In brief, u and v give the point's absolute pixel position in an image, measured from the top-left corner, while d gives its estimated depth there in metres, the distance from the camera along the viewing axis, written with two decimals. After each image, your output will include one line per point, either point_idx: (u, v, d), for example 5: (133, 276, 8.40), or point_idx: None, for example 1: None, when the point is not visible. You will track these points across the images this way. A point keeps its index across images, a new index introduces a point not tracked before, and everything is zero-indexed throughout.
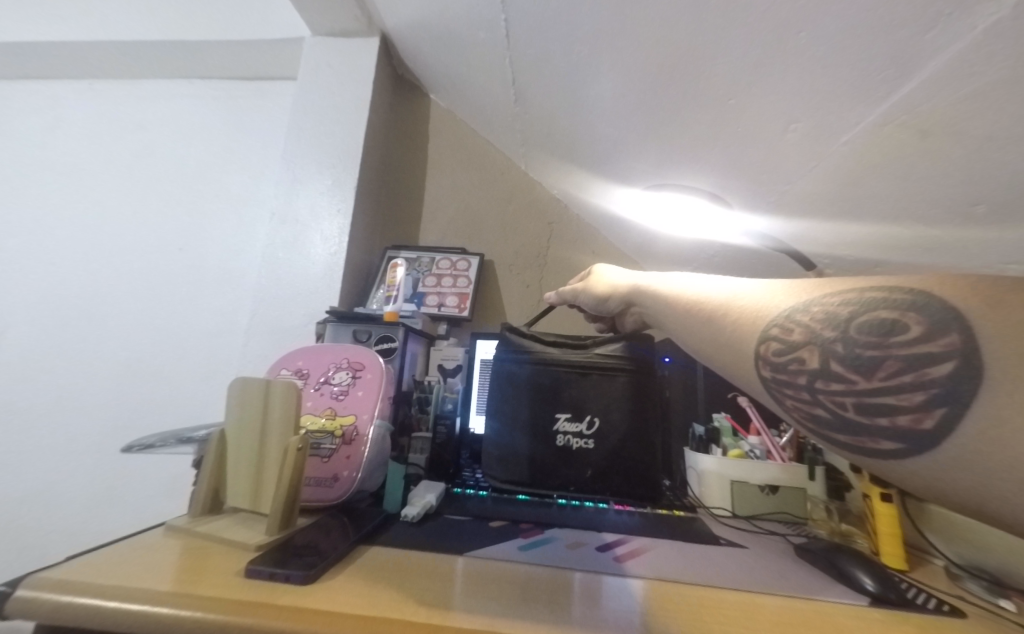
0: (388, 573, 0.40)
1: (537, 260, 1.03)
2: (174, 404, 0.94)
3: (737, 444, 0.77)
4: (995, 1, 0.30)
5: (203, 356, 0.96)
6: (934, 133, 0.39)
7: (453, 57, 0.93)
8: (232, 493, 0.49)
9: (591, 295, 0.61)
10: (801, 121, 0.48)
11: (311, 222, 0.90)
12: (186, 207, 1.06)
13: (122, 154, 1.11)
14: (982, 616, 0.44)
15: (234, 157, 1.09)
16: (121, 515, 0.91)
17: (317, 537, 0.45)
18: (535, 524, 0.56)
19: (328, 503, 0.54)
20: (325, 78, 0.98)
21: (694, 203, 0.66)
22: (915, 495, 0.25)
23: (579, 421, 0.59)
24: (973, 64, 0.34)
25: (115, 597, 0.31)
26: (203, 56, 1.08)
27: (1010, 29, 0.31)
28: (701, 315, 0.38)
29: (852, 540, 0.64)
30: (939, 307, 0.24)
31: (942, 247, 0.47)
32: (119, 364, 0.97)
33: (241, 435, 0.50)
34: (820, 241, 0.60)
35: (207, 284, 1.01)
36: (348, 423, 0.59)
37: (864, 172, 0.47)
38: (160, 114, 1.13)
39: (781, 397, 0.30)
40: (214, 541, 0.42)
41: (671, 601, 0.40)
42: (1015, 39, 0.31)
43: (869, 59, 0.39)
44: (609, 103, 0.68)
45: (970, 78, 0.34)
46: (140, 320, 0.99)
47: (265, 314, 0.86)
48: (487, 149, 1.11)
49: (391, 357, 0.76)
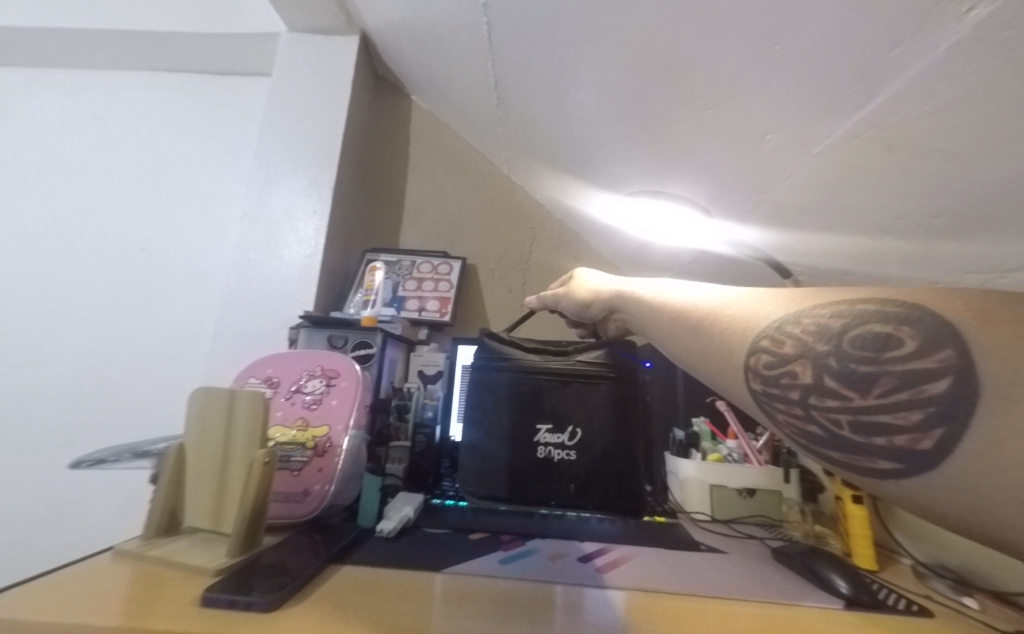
0: (358, 594, 0.38)
1: (519, 265, 1.02)
2: (133, 414, 0.89)
3: (715, 448, 0.77)
4: (956, 22, 0.30)
5: (166, 363, 0.91)
6: (899, 147, 0.39)
7: (434, 58, 0.91)
8: (191, 512, 0.46)
9: (573, 301, 0.60)
10: (776, 132, 0.48)
11: (284, 223, 0.87)
12: (149, 206, 1.01)
13: (80, 148, 1.05)
14: (947, 616, 0.45)
15: (203, 154, 1.04)
16: (72, 533, 0.85)
17: (284, 558, 0.42)
18: (516, 536, 0.54)
19: (297, 519, 0.52)
20: (299, 75, 0.95)
21: None
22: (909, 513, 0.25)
23: (561, 431, 0.58)
24: (935, 82, 0.34)
25: None
26: (171, 48, 1.03)
27: (969, 51, 0.31)
28: (687, 324, 0.37)
29: (827, 542, 0.65)
30: (933, 321, 0.24)
31: (904, 262, 0.48)
32: (74, 371, 0.92)
33: (201, 450, 0.46)
34: (795, 250, 0.60)
35: (172, 286, 0.96)
36: (321, 434, 0.56)
37: (835, 183, 0.47)
38: (123, 108, 1.08)
39: (773, 411, 0.30)
40: (168, 566, 0.39)
41: (651, 613, 0.39)
42: (975, 59, 0.31)
43: (840, 74, 0.39)
44: (590, 108, 0.67)
45: (933, 94, 0.34)
46: (96, 325, 0.94)
47: (234, 319, 0.82)
48: (468, 152, 1.10)
49: (368, 364, 0.73)
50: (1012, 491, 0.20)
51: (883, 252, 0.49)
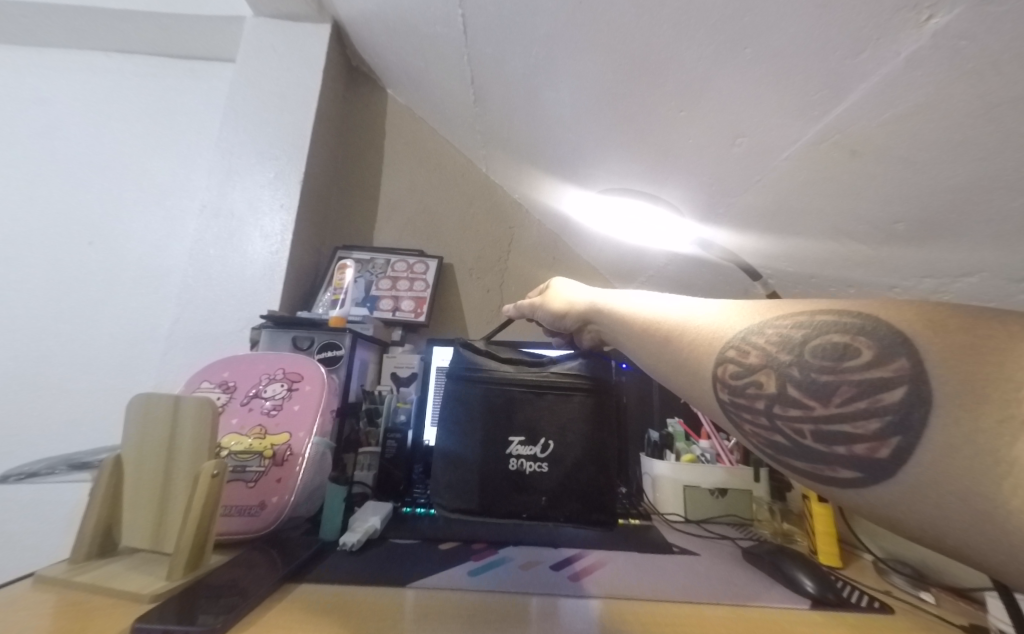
0: (306, 615, 0.35)
1: (497, 265, 1.00)
2: (77, 421, 0.83)
3: (689, 449, 0.77)
4: (918, 30, 0.30)
5: (116, 365, 0.85)
6: (862, 153, 0.39)
7: (409, 49, 0.88)
8: (127, 532, 0.42)
9: (548, 312, 0.59)
10: (747, 136, 0.48)
11: (248, 217, 0.82)
12: (99, 195, 0.94)
13: (20, 132, 0.97)
14: (908, 611, 0.45)
15: (158, 142, 0.98)
16: (4, 553, 0.78)
17: (238, 576, 0.39)
18: (488, 544, 0.53)
19: (253, 534, 0.48)
20: (264, 62, 0.90)
21: (653, 214, 0.64)
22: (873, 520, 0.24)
23: (533, 445, 0.56)
24: (894, 92, 0.34)
25: None
26: (124, 27, 0.97)
27: (929, 58, 0.31)
28: (659, 335, 0.36)
29: (794, 541, 0.65)
30: (887, 331, 0.24)
31: (868, 270, 0.48)
32: (10, 375, 0.85)
33: (140, 462, 0.43)
34: (767, 254, 0.60)
35: (123, 284, 0.90)
36: (280, 442, 0.53)
37: (805, 188, 0.47)
38: (69, 90, 1.00)
39: (739, 421, 0.29)
40: (98, 593, 0.36)
41: (627, 620, 0.38)
42: (933, 69, 0.31)
43: (807, 79, 0.39)
44: (568, 107, 0.66)
45: (896, 102, 0.34)
46: (36, 324, 0.87)
47: (190, 319, 0.77)
48: (444, 150, 1.07)
49: (336, 366, 0.70)
50: (966, 493, 0.20)
51: (851, 258, 0.49)
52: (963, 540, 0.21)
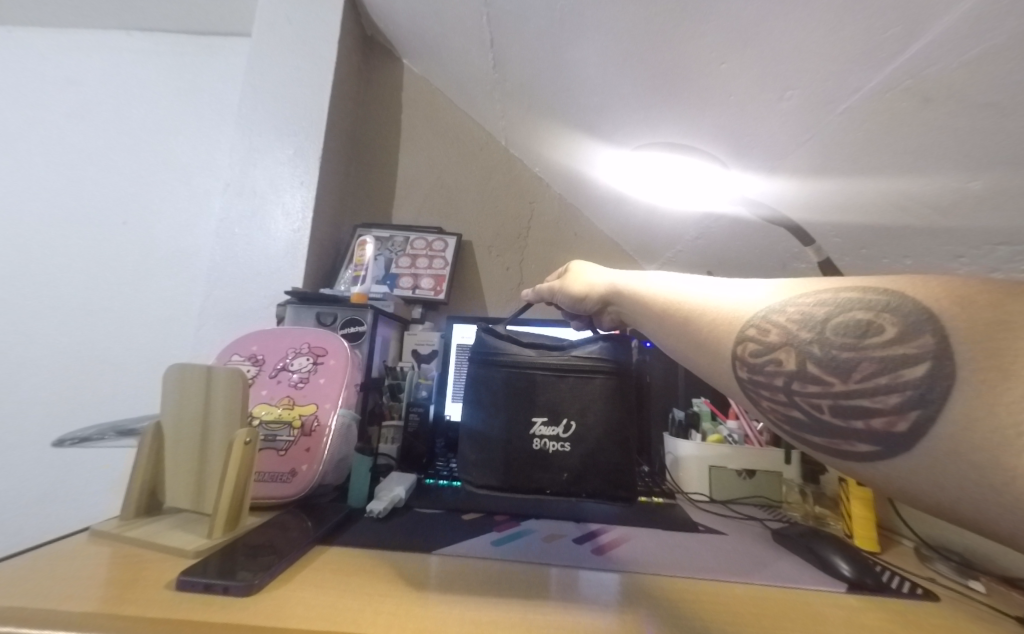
0: (340, 574, 0.37)
1: (518, 240, 0.99)
2: (122, 392, 0.88)
3: (715, 429, 0.75)
4: None
5: (156, 339, 0.90)
6: (936, 99, 0.36)
7: (429, 14, 0.86)
8: (169, 493, 0.45)
9: (568, 295, 0.56)
10: (798, 88, 0.44)
11: (270, 194, 0.84)
12: (130, 175, 0.97)
13: (53, 115, 1.01)
14: (956, 599, 0.43)
15: (184, 119, 1.00)
16: (60, 514, 0.85)
17: (273, 535, 0.41)
18: (510, 516, 0.53)
19: (283, 499, 0.50)
20: (282, 34, 0.90)
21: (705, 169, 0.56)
22: (902, 500, 0.24)
23: (555, 424, 0.52)
24: (986, 20, 0.30)
25: (34, 623, 0.27)
26: (145, 4, 0.98)
27: None
28: (678, 316, 0.35)
29: (826, 523, 0.62)
30: (913, 308, 0.23)
31: (927, 229, 0.45)
32: (61, 348, 0.90)
33: (179, 427, 0.45)
34: (813, 216, 0.56)
35: (157, 261, 0.93)
36: (308, 413, 0.55)
37: (861, 143, 0.43)
38: (97, 71, 1.03)
39: (758, 398, 0.29)
40: (145, 547, 0.38)
41: (652, 592, 0.37)
42: None
43: (877, 14, 0.35)
44: (595, 63, 0.63)
45: (985, 35, 0.31)
46: (80, 300, 0.92)
47: (222, 294, 0.80)
48: (464, 123, 1.06)
49: (358, 342, 0.71)
50: (995, 477, 0.19)
51: (912, 213, 0.45)
52: (1006, 522, 0.20)
